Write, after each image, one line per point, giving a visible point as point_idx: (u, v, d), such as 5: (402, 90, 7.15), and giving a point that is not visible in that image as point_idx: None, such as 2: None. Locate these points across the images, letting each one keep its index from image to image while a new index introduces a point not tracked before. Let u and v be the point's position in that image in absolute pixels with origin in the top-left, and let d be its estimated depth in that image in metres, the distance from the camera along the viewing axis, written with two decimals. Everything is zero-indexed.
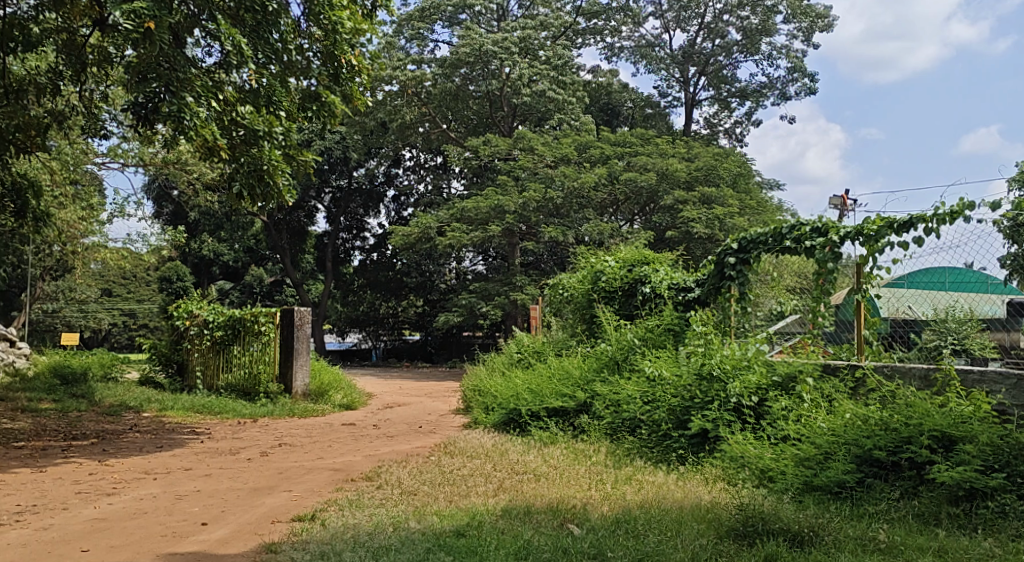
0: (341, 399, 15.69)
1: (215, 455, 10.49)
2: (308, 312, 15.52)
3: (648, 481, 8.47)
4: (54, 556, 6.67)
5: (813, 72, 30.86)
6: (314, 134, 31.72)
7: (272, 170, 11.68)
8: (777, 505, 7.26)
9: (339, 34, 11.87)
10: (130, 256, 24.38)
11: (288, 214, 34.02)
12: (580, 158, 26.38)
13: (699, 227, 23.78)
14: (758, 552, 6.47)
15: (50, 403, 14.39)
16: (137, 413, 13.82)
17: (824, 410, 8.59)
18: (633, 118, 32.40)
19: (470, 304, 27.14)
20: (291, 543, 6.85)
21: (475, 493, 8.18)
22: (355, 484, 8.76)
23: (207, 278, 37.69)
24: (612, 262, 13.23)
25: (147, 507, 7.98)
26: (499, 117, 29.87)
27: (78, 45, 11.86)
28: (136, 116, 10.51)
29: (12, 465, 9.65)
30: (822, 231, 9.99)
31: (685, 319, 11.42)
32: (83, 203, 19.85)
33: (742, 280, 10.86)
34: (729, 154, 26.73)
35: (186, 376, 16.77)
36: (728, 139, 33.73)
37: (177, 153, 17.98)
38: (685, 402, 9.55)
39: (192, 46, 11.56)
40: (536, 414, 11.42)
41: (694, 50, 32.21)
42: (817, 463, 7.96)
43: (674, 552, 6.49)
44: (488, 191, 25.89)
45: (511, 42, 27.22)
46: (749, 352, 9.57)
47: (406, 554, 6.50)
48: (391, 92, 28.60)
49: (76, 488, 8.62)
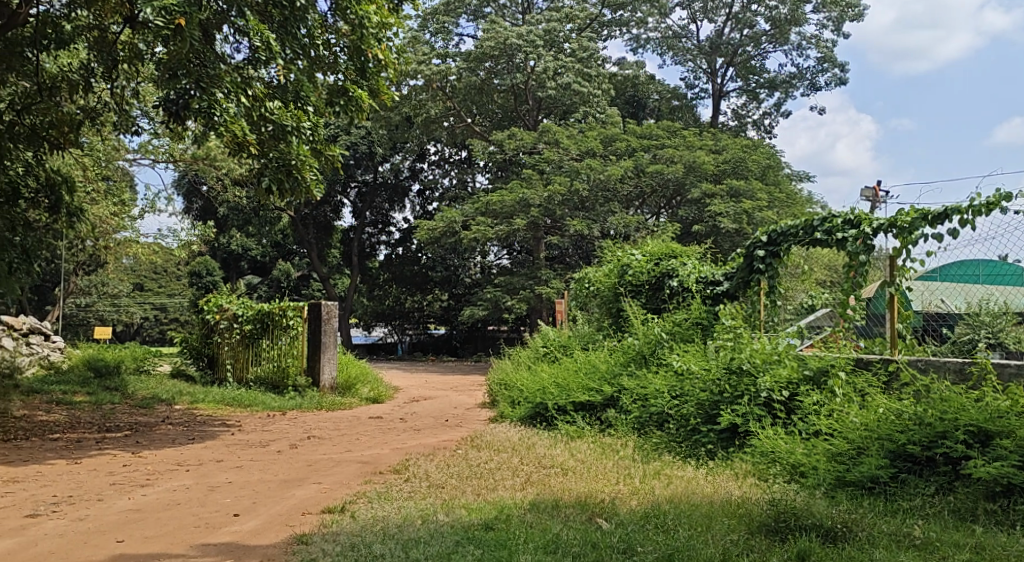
0: (368, 392, 15.75)
1: (246, 447, 10.58)
2: (335, 306, 15.53)
3: (677, 476, 8.44)
4: (90, 546, 6.73)
5: (843, 62, 30.54)
6: (340, 129, 31.91)
7: (300, 165, 11.71)
8: (810, 501, 7.21)
9: (366, 29, 11.85)
10: (161, 250, 24.64)
11: (315, 209, 34.24)
12: (606, 151, 26.26)
13: (727, 222, 23.73)
14: (791, 548, 6.42)
15: (84, 395, 14.58)
16: (169, 406, 13.96)
17: (857, 405, 8.51)
18: (660, 111, 32.14)
19: (496, 298, 27.19)
20: (322, 535, 6.88)
21: (502, 487, 8.18)
22: (384, 477, 8.79)
23: (236, 272, 38.00)
24: (638, 256, 13.17)
25: (180, 498, 8.05)
26: (524, 111, 29.86)
27: (108, 42, 12.01)
28: (167, 113, 10.48)
29: (48, 456, 9.78)
30: (855, 223, 9.91)
31: (713, 313, 11.42)
32: (114, 198, 20.07)
33: (772, 273, 10.84)
34: (758, 146, 26.55)
35: (216, 369, 16.92)
36: (757, 131, 33.49)
37: (205, 150, 18.12)
38: (713, 396, 9.51)
39: (220, 42, 11.65)
40: (563, 408, 11.40)
41: (721, 41, 31.90)
42: (850, 458, 7.90)
43: (705, 547, 6.46)
44: (513, 184, 25.84)
45: (536, 35, 27.19)
46: (780, 346, 9.48)
47: (436, 546, 6.52)
48: (415, 86, 28.66)
49: (110, 480, 8.71)
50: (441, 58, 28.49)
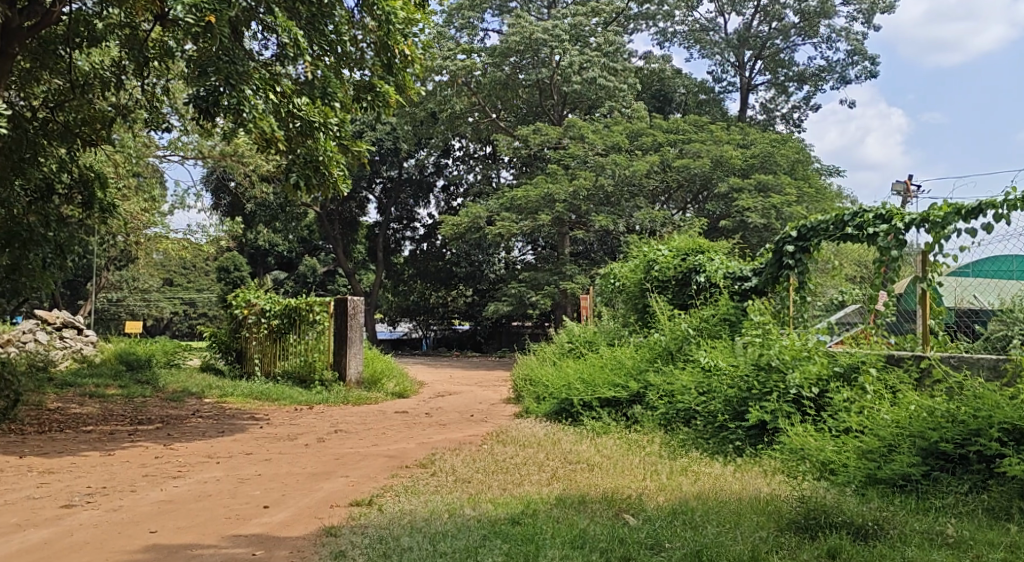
0: (394, 387, 15.80)
1: (274, 441, 10.65)
2: (361, 301, 15.60)
3: (705, 472, 8.41)
4: (123, 537, 6.80)
5: (874, 54, 30.24)
6: (365, 125, 32.09)
7: (328, 161, 11.77)
8: (840, 498, 7.17)
9: (393, 25, 11.71)
10: (191, 246, 24.88)
11: (340, 205, 34.43)
12: (632, 146, 26.16)
13: (755, 217, 23.58)
14: (821, 545, 6.39)
15: (116, 388, 14.74)
16: (198, 399, 14.10)
17: (888, 401, 8.44)
18: (687, 105, 32.06)
19: (520, 293, 27.19)
20: (351, 527, 6.92)
21: (528, 481, 8.19)
22: (410, 471, 8.83)
23: (264, 267, 38.24)
24: (665, 251, 13.13)
25: (211, 490, 8.12)
26: (549, 106, 29.80)
27: (139, 40, 12.20)
28: (197, 110, 10.48)
29: (82, 448, 9.89)
30: (886, 218, 9.86)
31: (742, 309, 11.36)
32: (145, 194, 20.28)
33: (802, 269, 10.78)
34: (788, 140, 26.34)
35: (245, 363, 17.06)
36: (785, 125, 33.25)
37: (234, 146, 18.35)
38: (741, 393, 9.47)
39: (249, 39, 11.78)
40: (589, 403, 11.36)
41: (749, 34, 31.73)
42: (881, 455, 7.82)
43: (734, 543, 6.43)
44: (538, 180, 25.83)
45: (562, 30, 27.15)
46: (810, 343, 9.45)
47: (463, 540, 6.54)
48: (440, 82, 28.73)
49: (143, 471, 8.81)
50: (466, 53, 28.49)
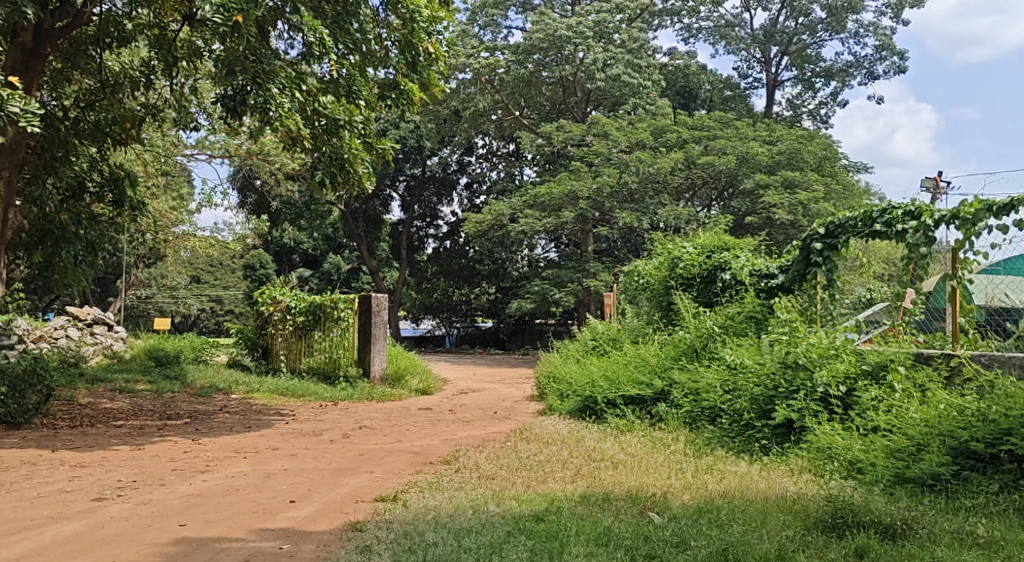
0: (418, 384, 15.83)
1: (299, 437, 10.70)
2: (385, 298, 15.55)
3: (730, 471, 8.35)
4: (153, 529, 6.86)
5: (902, 49, 29.93)
6: (389, 123, 32.19)
7: (352, 159, 11.79)
8: (868, 497, 7.11)
9: (417, 23, 11.84)
10: (217, 243, 25.12)
11: (364, 203, 34.56)
12: (656, 142, 26.04)
13: (782, 214, 23.43)
14: (849, 544, 6.34)
15: (145, 384, 14.88)
16: (225, 395, 14.20)
17: (917, 400, 8.34)
18: (712, 101, 31.91)
19: (543, 291, 27.11)
20: (375, 522, 6.95)
21: (552, 479, 8.19)
22: (434, 467, 8.85)
23: (288, 264, 38.47)
24: (690, 249, 13.08)
25: (239, 484, 8.18)
26: (573, 103, 29.75)
27: (169, 40, 12.21)
28: (225, 108, 10.63)
29: (112, 442, 10.00)
30: (915, 214, 9.74)
31: (768, 306, 11.29)
32: (173, 192, 20.48)
33: (830, 265, 10.70)
34: (814, 137, 26.13)
35: (271, 359, 17.20)
36: (812, 121, 32.99)
37: (260, 145, 18.53)
38: (768, 391, 9.43)
39: (275, 38, 11.85)
40: (613, 401, 11.33)
41: (776, 30, 31.55)
42: (910, 454, 7.75)
43: (760, 542, 6.39)
44: (561, 177, 25.83)
45: (586, 27, 27.01)
46: (837, 341, 9.43)
47: (487, 536, 6.54)
48: (464, 80, 28.85)
49: (172, 465, 8.89)
50: (489, 51, 28.54)
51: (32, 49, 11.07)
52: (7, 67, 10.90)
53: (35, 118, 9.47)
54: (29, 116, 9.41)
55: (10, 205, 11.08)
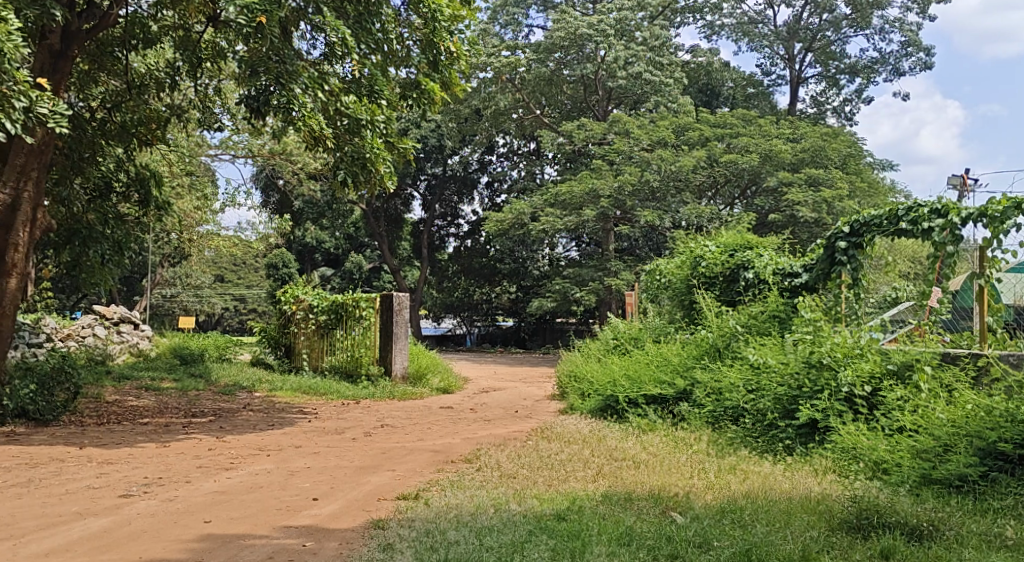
0: (439, 382, 15.85)
1: (322, 435, 10.74)
2: (406, 297, 15.62)
3: (754, 471, 8.29)
4: (179, 526, 6.90)
5: (929, 45, 29.66)
6: (410, 122, 32.24)
7: (374, 158, 11.74)
8: (894, 497, 7.04)
9: (439, 22, 11.85)
10: (241, 243, 25.27)
11: (386, 203, 34.64)
12: (678, 140, 25.93)
13: (806, 211, 23.29)
14: (874, 546, 6.29)
15: (171, 382, 14.98)
16: (249, 393, 14.26)
17: (944, 400, 8.25)
18: (735, 98, 31.78)
19: (564, 289, 27.04)
20: (398, 520, 6.94)
21: (573, 478, 8.17)
22: (456, 466, 8.85)
23: (311, 263, 38.62)
24: (712, 247, 13.03)
25: (263, 482, 8.21)
26: (594, 101, 29.68)
27: (194, 41, 12.39)
28: (248, 109, 10.70)
29: (138, 439, 10.08)
30: (942, 213, 9.63)
31: (791, 306, 11.22)
32: (198, 192, 20.60)
33: (854, 264, 10.61)
34: (838, 134, 25.94)
35: (294, 358, 17.27)
36: (837, 118, 32.75)
37: (283, 146, 18.63)
38: (792, 391, 9.37)
39: (298, 39, 11.91)
40: (634, 401, 11.29)
41: (799, 26, 31.35)
42: (937, 455, 7.66)
43: (784, 543, 6.35)
44: (583, 175, 25.80)
45: (607, 25, 26.84)
46: (862, 340, 9.37)
47: (509, 535, 6.52)
48: (485, 79, 28.91)
49: (197, 463, 8.94)
50: (511, 49, 28.57)
51: (60, 50, 11.10)
52: (35, 70, 10.93)
53: (63, 119, 9.54)
54: (57, 117, 9.53)
55: (40, 206, 11.19)
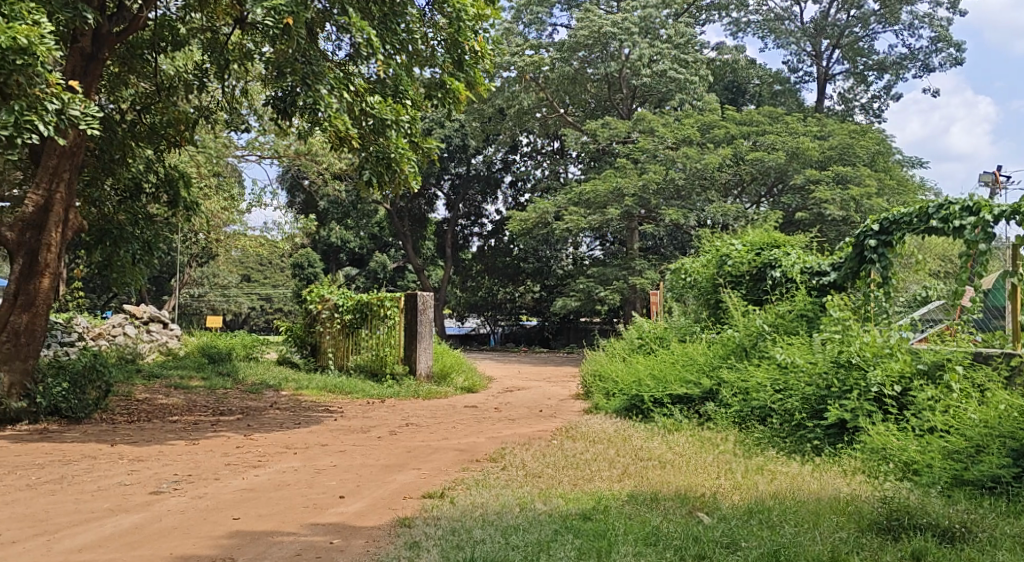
0: (463, 382, 15.82)
1: (348, 433, 10.77)
2: (431, 296, 15.63)
3: (782, 472, 8.22)
4: (209, 522, 6.94)
5: (959, 41, 29.32)
6: (434, 122, 32.28)
7: (399, 158, 11.75)
8: (925, 499, 6.95)
9: (463, 22, 11.85)
10: (267, 243, 25.42)
11: (409, 202, 34.69)
12: (703, 139, 25.78)
13: (834, 209, 23.09)
14: (905, 548, 6.21)
15: (199, 380, 15.10)
16: (275, 391, 14.34)
17: (976, 400, 8.15)
18: (761, 95, 31.58)
19: (588, 289, 27.01)
20: (424, 518, 6.95)
21: (599, 477, 8.14)
22: (481, 465, 8.86)
23: (335, 263, 38.77)
24: (739, 246, 12.95)
25: (290, 480, 8.24)
26: (618, 100, 29.58)
27: (221, 43, 12.35)
28: (275, 110, 10.77)
29: (168, 437, 10.15)
30: (974, 210, 9.51)
31: (820, 305, 11.13)
32: (225, 193, 20.72)
33: (884, 262, 10.52)
34: (867, 131, 25.72)
35: (320, 357, 17.34)
36: (865, 115, 32.45)
37: (308, 146, 18.71)
38: (820, 390, 9.28)
39: (323, 40, 11.94)
40: (659, 400, 11.24)
41: (826, 23, 31.06)
42: (968, 456, 7.56)
43: (813, 544, 6.29)
44: (607, 174, 25.71)
45: (631, 23, 26.76)
46: (892, 339, 9.27)
47: (535, 534, 6.50)
48: (509, 78, 28.95)
49: (226, 460, 8.99)
50: (535, 48, 28.56)
51: (91, 53, 11.20)
52: (67, 73, 11.04)
53: (94, 121, 9.61)
54: (89, 118, 9.54)
55: (72, 206, 11.28)
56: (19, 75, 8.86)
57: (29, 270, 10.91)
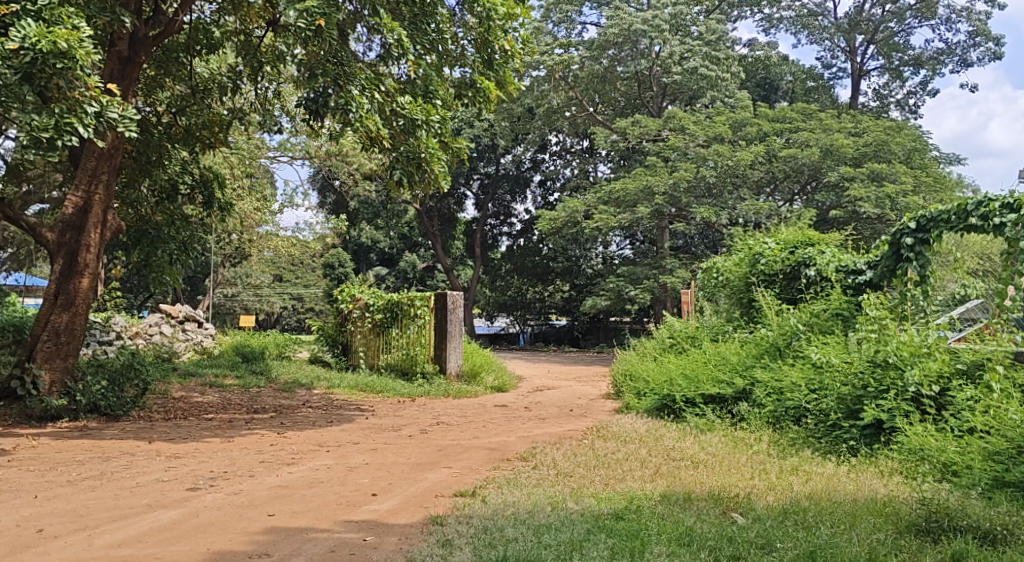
0: (492, 382, 15.81)
1: (379, 432, 10.79)
2: (461, 296, 15.65)
3: (817, 472, 8.14)
4: (244, 519, 6.98)
5: (998, 35, 28.91)
6: (464, 121, 32.32)
7: (429, 158, 11.65)
8: (965, 500, 6.84)
9: (493, 21, 11.85)
10: (298, 244, 25.57)
11: (439, 202, 34.72)
12: (735, 136, 25.61)
13: (868, 207, 22.84)
14: (945, 550, 6.13)
15: (233, 378, 15.22)
16: (307, 390, 14.43)
17: (1016, 401, 8.01)
18: (794, 92, 31.36)
19: (619, 288, 26.93)
20: (455, 517, 6.93)
21: (631, 477, 8.10)
22: (512, 464, 8.84)
23: (366, 263, 38.89)
24: (772, 245, 12.83)
25: (322, 477, 8.28)
26: (649, 98, 29.45)
27: (254, 45, 12.45)
28: (308, 111, 10.87)
29: (203, 434, 10.24)
30: (1014, 207, 9.37)
31: (855, 304, 11.03)
32: (258, 193, 20.85)
33: (922, 261, 10.33)
34: (902, 127, 25.43)
35: (350, 356, 17.39)
36: (900, 111, 32.06)
37: (338, 146, 18.80)
38: (857, 390, 9.17)
39: (354, 41, 11.98)
40: (692, 400, 11.16)
41: (861, 18, 30.65)
42: (1009, 457, 7.44)
43: (850, 545, 6.22)
44: (637, 173, 25.60)
45: (662, 20, 26.47)
46: (929, 339, 9.18)
47: (567, 534, 6.47)
48: (538, 78, 29.07)
49: (260, 458, 9.05)
50: (564, 47, 28.49)
51: (128, 57, 11.30)
52: (104, 76, 11.17)
53: (132, 122, 9.66)
54: (127, 121, 9.59)
55: (111, 207, 11.37)
56: (58, 78, 8.96)
57: (68, 270, 11.00)
